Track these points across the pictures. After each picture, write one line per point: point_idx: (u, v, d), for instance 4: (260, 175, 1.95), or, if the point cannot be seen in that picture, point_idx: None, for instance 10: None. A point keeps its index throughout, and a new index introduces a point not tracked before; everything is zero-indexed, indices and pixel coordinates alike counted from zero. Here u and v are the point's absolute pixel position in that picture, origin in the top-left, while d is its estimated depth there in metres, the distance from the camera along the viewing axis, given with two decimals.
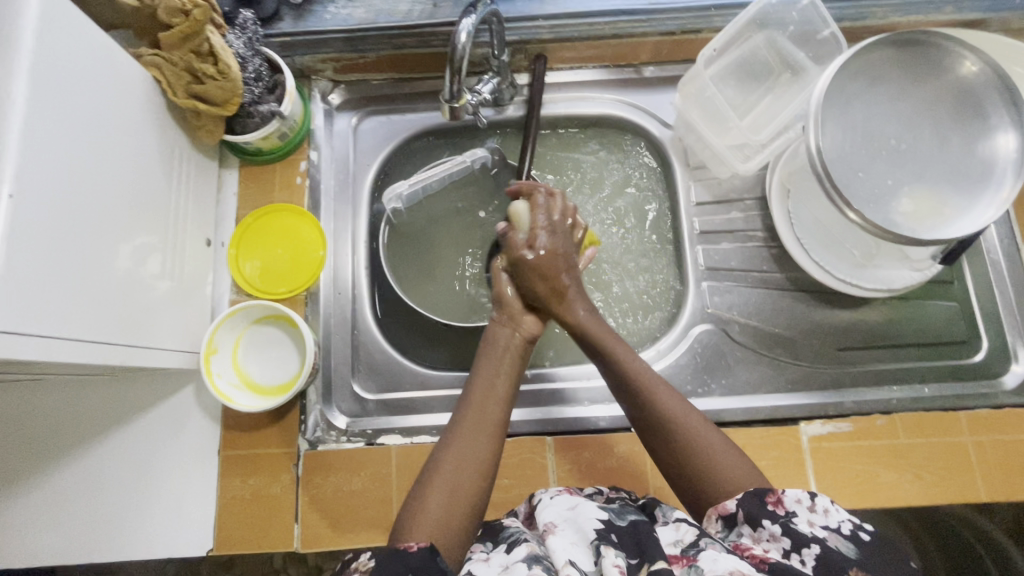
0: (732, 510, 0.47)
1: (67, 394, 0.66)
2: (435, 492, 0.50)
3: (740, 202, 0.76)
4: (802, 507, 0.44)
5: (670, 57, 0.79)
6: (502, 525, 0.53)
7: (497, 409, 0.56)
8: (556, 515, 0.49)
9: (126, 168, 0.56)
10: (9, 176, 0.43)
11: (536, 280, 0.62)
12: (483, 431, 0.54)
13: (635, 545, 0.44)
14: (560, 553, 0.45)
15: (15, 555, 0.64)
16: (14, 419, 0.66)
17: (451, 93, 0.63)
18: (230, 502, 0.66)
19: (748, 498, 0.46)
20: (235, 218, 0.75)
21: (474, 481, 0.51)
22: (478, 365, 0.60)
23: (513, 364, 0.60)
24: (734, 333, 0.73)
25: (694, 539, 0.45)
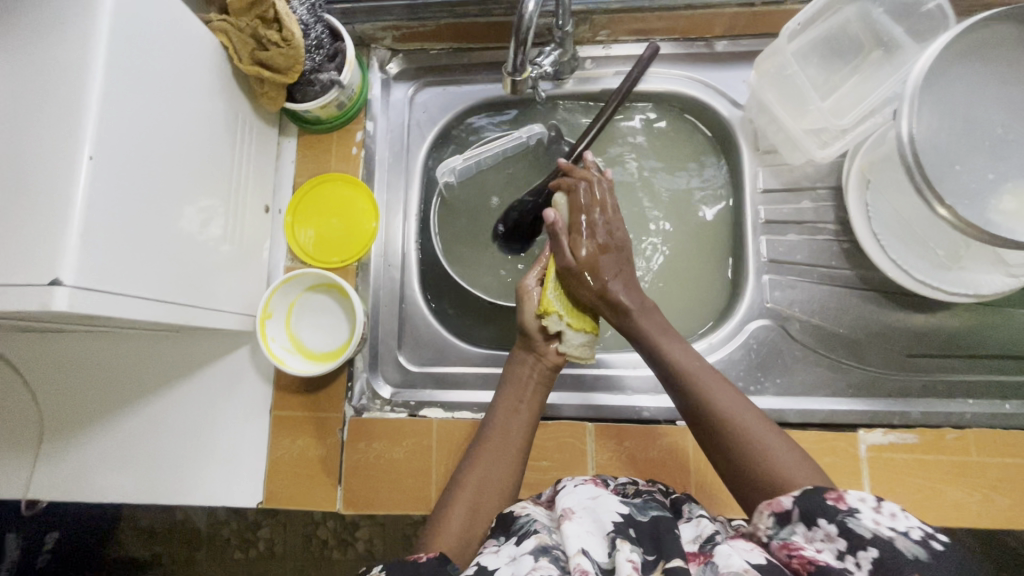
0: (787, 508, 0.42)
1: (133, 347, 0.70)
2: (458, 505, 0.53)
3: (812, 191, 0.71)
4: (866, 506, 0.39)
5: (745, 31, 0.73)
6: (512, 511, 0.49)
7: (523, 427, 0.60)
8: (575, 501, 0.47)
9: (194, 134, 0.58)
10: (90, 137, 0.44)
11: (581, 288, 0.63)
12: (506, 453, 0.57)
13: (653, 541, 0.42)
14: (573, 541, 0.42)
15: (91, 489, 0.70)
16: (80, 369, 0.70)
17: (514, 66, 0.61)
18: (280, 459, 0.70)
19: (805, 495, 0.42)
20: (292, 186, 0.76)
21: (496, 500, 0.54)
22: (506, 389, 0.63)
23: (538, 393, 0.62)
24: (794, 331, 0.69)
25: (710, 534, 0.43)
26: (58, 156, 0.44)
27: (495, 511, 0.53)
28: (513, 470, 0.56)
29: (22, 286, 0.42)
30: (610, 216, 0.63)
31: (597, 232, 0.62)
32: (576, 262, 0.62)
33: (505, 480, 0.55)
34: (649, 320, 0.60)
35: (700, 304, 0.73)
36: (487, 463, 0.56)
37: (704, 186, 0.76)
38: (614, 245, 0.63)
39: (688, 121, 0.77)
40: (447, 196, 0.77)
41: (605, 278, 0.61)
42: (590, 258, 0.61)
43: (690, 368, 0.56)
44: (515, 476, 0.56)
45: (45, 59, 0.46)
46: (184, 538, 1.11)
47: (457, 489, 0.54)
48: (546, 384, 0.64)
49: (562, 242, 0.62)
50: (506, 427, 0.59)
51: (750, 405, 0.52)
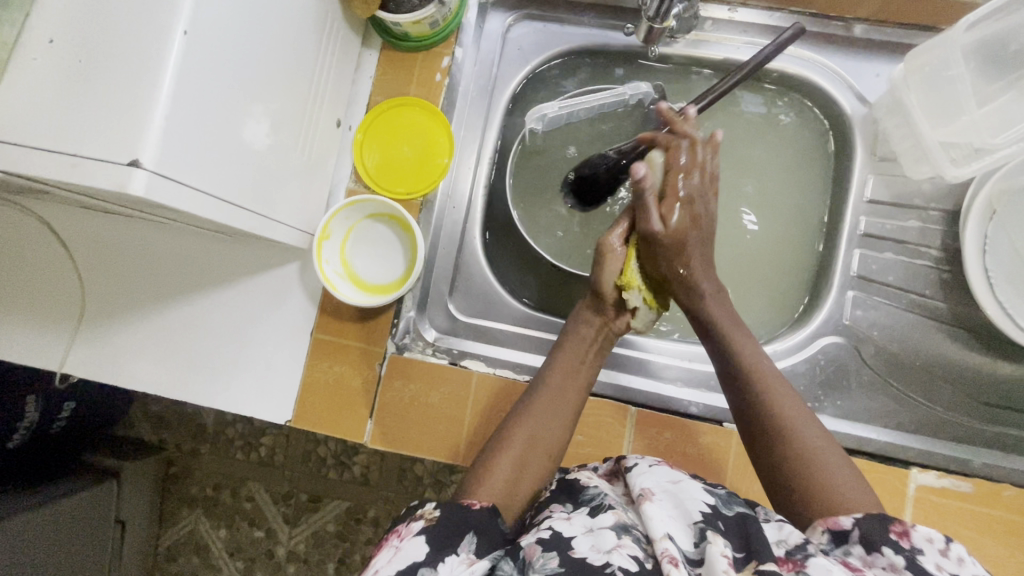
0: (845, 527, 0.42)
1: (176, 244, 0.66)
2: (506, 458, 0.51)
3: (922, 211, 0.65)
4: (932, 547, 0.39)
5: (892, 18, 0.65)
6: (581, 484, 0.48)
7: (577, 390, 0.58)
8: (654, 484, 0.45)
9: (284, 27, 0.53)
10: (187, 9, 0.40)
11: (659, 257, 0.58)
12: (559, 415, 0.56)
13: (742, 538, 0.40)
14: (657, 525, 0.41)
15: (123, 375, 0.70)
16: (119, 254, 0.66)
17: (657, 12, 0.60)
18: (314, 381, 0.70)
19: (868, 519, 0.42)
20: (367, 104, 0.72)
21: (545, 460, 0.53)
22: (563, 347, 0.60)
23: (596, 359, 0.60)
24: (867, 354, 0.65)
25: (801, 542, 0.39)
26: (151, 25, 0.40)
27: (542, 470, 0.52)
28: (562, 432, 0.55)
29: (98, 159, 0.39)
30: (706, 170, 0.58)
31: (694, 203, 0.57)
32: (667, 235, 0.56)
33: (553, 440, 0.54)
34: (719, 307, 0.58)
35: (771, 309, 0.69)
36: (538, 418, 0.55)
37: (803, 184, 0.70)
38: (706, 221, 0.58)
39: (802, 111, 0.70)
40: (528, 144, 0.72)
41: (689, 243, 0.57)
42: (680, 229, 0.56)
43: (761, 369, 0.54)
44: (562, 437, 0.55)
45: None
46: (191, 430, 1.13)
47: (505, 441, 0.53)
48: (603, 351, 0.62)
49: (651, 210, 0.56)
50: (562, 385, 0.57)
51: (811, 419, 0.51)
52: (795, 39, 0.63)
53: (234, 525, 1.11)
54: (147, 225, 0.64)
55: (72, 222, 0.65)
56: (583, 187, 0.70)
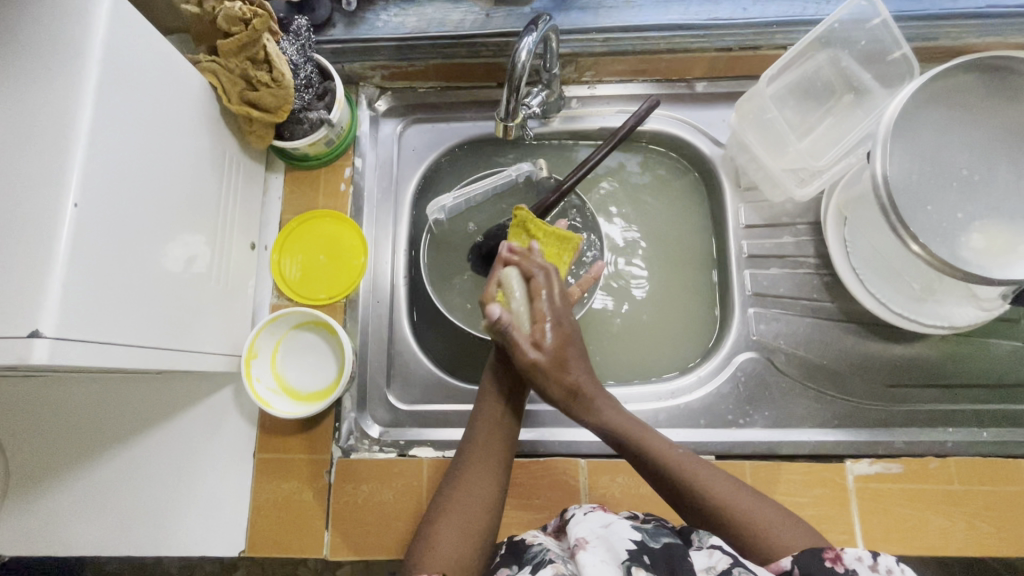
0: (787, 567, 0.45)
1: (102, 390, 0.66)
2: (445, 525, 0.52)
3: (792, 226, 0.73)
4: (862, 565, 0.42)
5: (724, 73, 0.76)
6: (525, 544, 0.50)
7: (503, 439, 0.59)
8: (588, 530, 0.47)
9: (182, 172, 0.57)
10: (76, 184, 0.44)
11: (551, 383, 0.55)
12: (491, 462, 0.57)
13: (668, 569, 0.41)
14: (589, 570, 0.42)
15: (56, 544, 0.66)
16: (46, 416, 0.66)
17: (507, 112, 0.63)
18: (264, 504, 0.67)
19: (804, 555, 0.44)
20: (280, 222, 0.76)
21: (484, 513, 0.53)
22: (481, 404, 0.62)
23: (515, 405, 0.62)
24: (780, 362, 0.70)
25: (726, 566, 0.41)
26: (43, 203, 0.43)
27: (488, 523, 0.53)
28: (498, 481, 0.56)
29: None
30: (562, 303, 0.58)
31: (563, 322, 0.57)
32: (546, 360, 0.55)
33: (490, 493, 0.55)
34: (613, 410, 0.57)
35: (686, 339, 0.74)
36: (472, 476, 0.56)
37: (686, 220, 0.79)
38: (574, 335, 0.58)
39: (671, 161, 0.79)
40: (436, 232, 0.77)
41: (570, 367, 0.56)
42: (557, 356, 0.55)
43: (669, 454, 0.54)
44: (499, 487, 0.56)
45: (29, 104, 0.45)
46: None
47: (443, 509, 0.54)
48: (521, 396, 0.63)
49: (521, 340, 0.55)
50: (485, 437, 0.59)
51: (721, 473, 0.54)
52: (653, 110, 0.73)
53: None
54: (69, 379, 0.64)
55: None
56: (487, 256, 0.75)
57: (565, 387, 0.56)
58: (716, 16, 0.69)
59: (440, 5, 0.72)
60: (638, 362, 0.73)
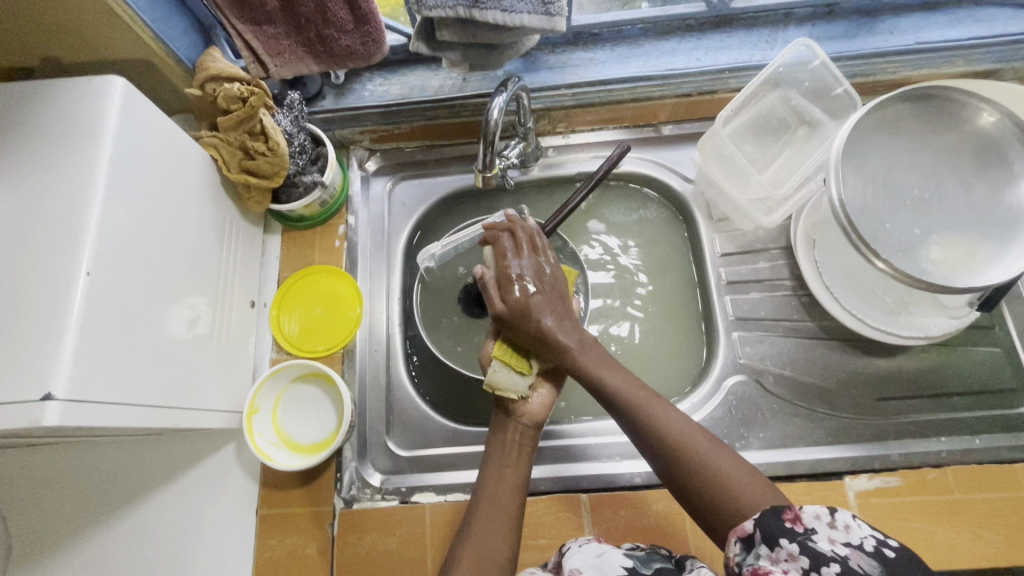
0: (750, 531, 0.45)
1: None
2: None
3: (766, 252, 0.77)
4: (821, 523, 0.42)
5: (687, 116, 0.82)
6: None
7: (512, 496, 0.59)
8: (581, 560, 0.50)
9: (185, 238, 0.61)
10: (88, 256, 0.47)
11: (517, 330, 0.63)
12: (501, 523, 0.56)
13: None
14: None
15: None
16: None
17: (485, 163, 0.67)
18: (268, 561, 0.68)
19: (765, 516, 0.45)
20: (278, 279, 0.79)
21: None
22: (491, 456, 0.63)
23: (524, 456, 0.63)
24: (769, 383, 0.72)
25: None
26: (58, 274, 0.46)
27: None
28: (509, 543, 0.55)
29: (11, 403, 0.42)
30: (538, 258, 0.66)
31: (532, 277, 0.64)
32: (507, 309, 0.62)
33: (502, 548, 0.55)
34: (587, 356, 0.62)
35: (678, 366, 0.76)
36: (481, 534, 0.55)
37: (667, 251, 0.82)
38: (546, 285, 0.64)
39: (648, 198, 0.84)
40: (427, 280, 0.81)
41: (538, 314, 0.62)
42: (524, 304, 0.62)
43: (664, 421, 0.56)
44: (510, 545, 0.55)
45: (47, 187, 0.49)
46: None
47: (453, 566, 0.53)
48: (530, 446, 0.64)
49: (493, 292, 0.64)
50: (495, 492, 0.59)
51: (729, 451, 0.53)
52: (625, 154, 0.78)
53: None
54: (52, 449, 0.61)
55: None
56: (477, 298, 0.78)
57: (532, 333, 0.62)
58: (672, 67, 0.75)
59: (421, 72, 0.79)
60: None
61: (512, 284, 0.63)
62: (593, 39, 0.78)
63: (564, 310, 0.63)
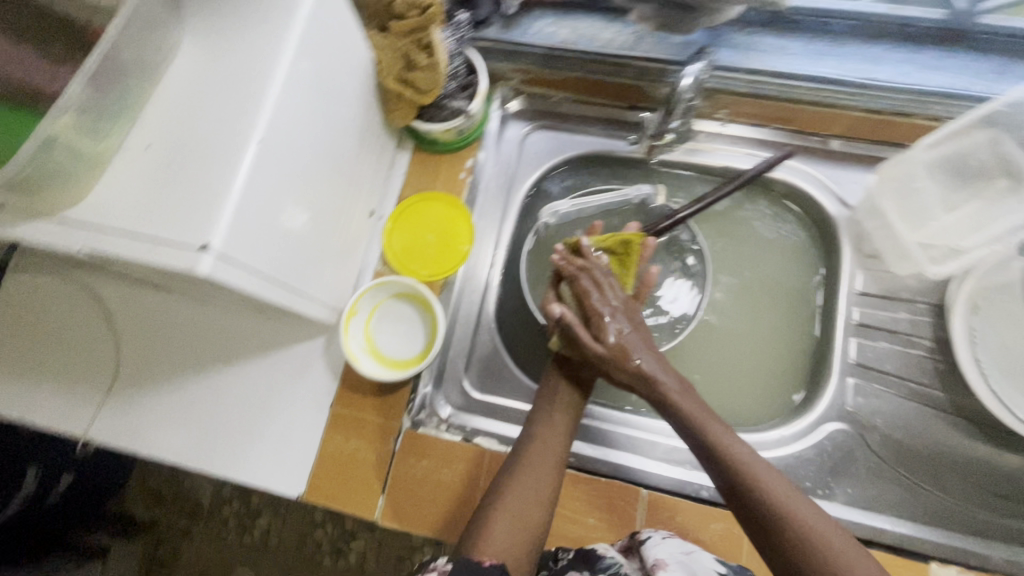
0: None
1: (208, 314, 0.70)
2: (502, 515, 0.56)
3: (911, 303, 0.70)
4: None
5: (863, 135, 0.73)
6: (598, 552, 0.57)
7: (558, 443, 0.61)
8: (666, 553, 0.53)
9: (336, 131, 0.62)
10: (263, 124, 0.48)
11: (613, 372, 0.62)
12: (545, 465, 0.59)
13: None
14: None
15: (143, 443, 0.71)
16: (153, 328, 0.71)
17: (658, 129, 0.74)
18: (330, 454, 0.73)
19: None
20: (398, 196, 0.80)
21: (537, 513, 0.56)
22: (542, 399, 0.66)
23: (574, 403, 0.65)
24: (872, 441, 0.66)
25: None
26: (233, 135, 0.48)
27: (538, 522, 0.56)
28: (551, 484, 0.59)
29: (172, 244, 0.45)
30: (619, 295, 0.65)
31: (618, 315, 0.63)
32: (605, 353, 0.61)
33: (544, 490, 0.58)
34: (690, 404, 0.58)
35: (773, 394, 0.72)
36: (526, 476, 0.58)
37: (795, 273, 0.76)
38: (632, 321, 0.64)
39: (791, 212, 0.78)
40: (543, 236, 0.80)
41: (633, 357, 0.61)
42: (619, 348, 0.61)
43: (775, 492, 0.51)
44: (550, 486, 0.59)
45: (238, 49, 0.51)
46: (188, 508, 1.26)
47: (498, 497, 0.57)
48: (582, 394, 0.66)
49: (583, 335, 0.63)
50: (543, 436, 0.62)
51: (849, 537, 0.48)
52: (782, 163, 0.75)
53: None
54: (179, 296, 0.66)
55: (116, 295, 0.71)
56: None
57: (627, 375, 0.61)
58: (873, 75, 0.67)
59: (595, 22, 0.75)
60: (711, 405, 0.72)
61: (602, 333, 0.62)
62: (790, 25, 0.71)
63: (648, 341, 0.63)
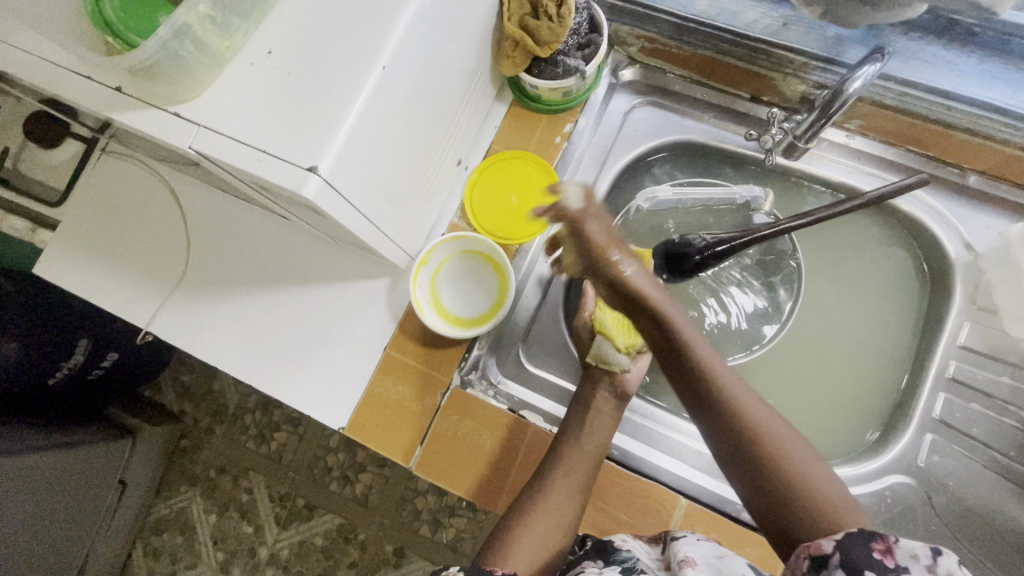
0: (828, 552, 0.40)
1: (290, 234, 0.71)
2: (524, 535, 0.56)
3: (1014, 367, 0.62)
4: (916, 564, 0.37)
5: (1014, 177, 0.65)
6: (614, 545, 0.52)
7: (583, 468, 0.60)
8: (697, 553, 0.48)
9: (449, 70, 0.58)
10: (390, 51, 0.45)
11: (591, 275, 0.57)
12: (569, 490, 0.59)
13: None
14: None
15: (201, 346, 0.72)
16: (236, 237, 0.73)
17: (807, 134, 0.64)
18: (374, 397, 0.70)
19: (849, 540, 0.40)
20: (487, 149, 0.77)
21: (558, 536, 0.56)
22: (569, 418, 0.64)
23: (604, 427, 0.63)
24: (938, 504, 0.62)
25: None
26: (360, 56, 0.45)
27: (560, 542, 0.56)
28: (574, 507, 0.58)
29: (283, 160, 0.43)
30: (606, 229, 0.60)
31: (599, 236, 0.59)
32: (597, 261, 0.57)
33: (567, 513, 0.58)
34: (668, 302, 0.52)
35: (839, 431, 0.68)
36: (549, 497, 0.58)
37: (890, 309, 0.71)
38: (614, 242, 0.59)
39: (903, 246, 0.72)
40: (631, 218, 0.76)
41: (615, 263, 0.56)
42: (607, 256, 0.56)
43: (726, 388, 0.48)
44: (575, 509, 0.59)
45: None
46: (214, 408, 1.31)
47: (521, 516, 0.57)
48: (613, 416, 0.64)
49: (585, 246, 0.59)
50: (570, 459, 0.60)
51: (799, 436, 0.47)
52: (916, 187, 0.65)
53: (227, 511, 1.25)
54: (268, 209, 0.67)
55: (209, 201, 0.73)
56: (672, 258, 0.70)
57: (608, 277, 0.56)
58: None
59: None
60: None
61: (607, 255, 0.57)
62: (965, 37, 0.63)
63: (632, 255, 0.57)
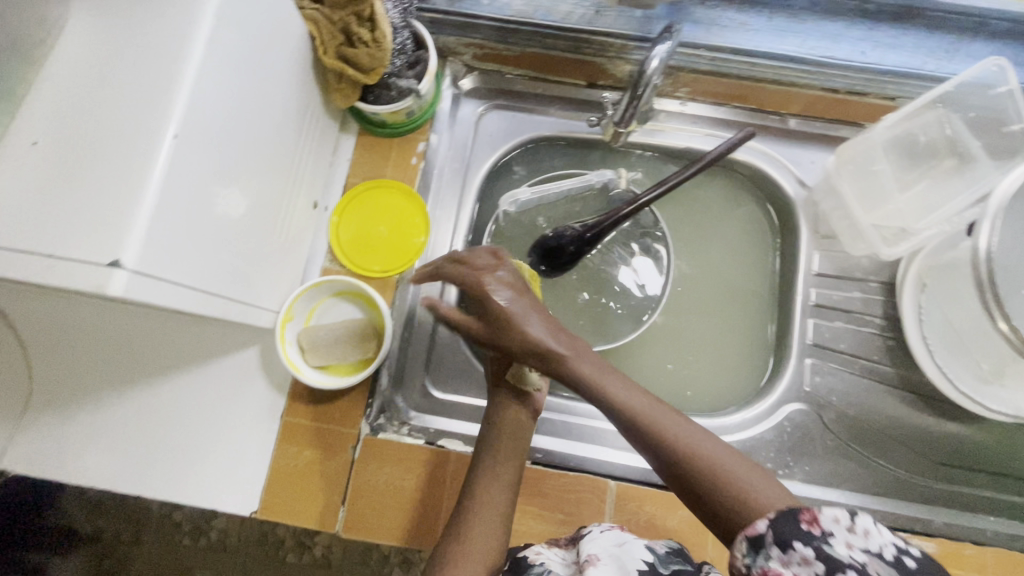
0: (761, 531, 0.38)
1: (118, 323, 0.58)
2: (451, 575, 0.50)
3: (863, 282, 0.71)
4: (840, 526, 0.36)
5: (823, 113, 0.73)
6: (527, 561, 0.50)
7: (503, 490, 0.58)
8: (600, 549, 0.49)
9: (267, 117, 0.55)
10: (178, 116, 0.41)
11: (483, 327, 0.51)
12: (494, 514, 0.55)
13: None
14: None
15: (73, 469, 0.64)
16: (61, 342, 0.60)
17: (622, 117, 0.66)
18: (284, 469, 0.67)
19: (777, 517, 0.38)
20: (344, 184, 0.74)
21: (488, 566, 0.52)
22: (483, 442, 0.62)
23: (521, 444, 0.62)
24: (828, 419, 0.68)
25: None
26: (144, 126, 0.41)
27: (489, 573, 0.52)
28: (501, 533, 0.54)
29: (73, 260, 0.38)
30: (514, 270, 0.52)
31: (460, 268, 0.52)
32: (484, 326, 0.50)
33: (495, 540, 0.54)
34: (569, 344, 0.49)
35: (735, 375, 0.73)
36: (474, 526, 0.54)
37: (752, 254, 0.77)
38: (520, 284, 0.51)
39: (749, 193, 0.78)
40: (502, 224, 0.76)
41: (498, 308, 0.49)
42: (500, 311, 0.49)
43: (636, 404, 0.47)
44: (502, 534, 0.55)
45: (144, 23, 0.43)
46: None
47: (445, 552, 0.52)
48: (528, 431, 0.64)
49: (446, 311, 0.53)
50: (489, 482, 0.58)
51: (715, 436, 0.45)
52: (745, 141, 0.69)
53: None
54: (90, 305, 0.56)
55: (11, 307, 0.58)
56: (549, 252, 0.72)
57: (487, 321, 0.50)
58: (832, 54, 0.66)
59: None
60: (670, 389, 0.72)
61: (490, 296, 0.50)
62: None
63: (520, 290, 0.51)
